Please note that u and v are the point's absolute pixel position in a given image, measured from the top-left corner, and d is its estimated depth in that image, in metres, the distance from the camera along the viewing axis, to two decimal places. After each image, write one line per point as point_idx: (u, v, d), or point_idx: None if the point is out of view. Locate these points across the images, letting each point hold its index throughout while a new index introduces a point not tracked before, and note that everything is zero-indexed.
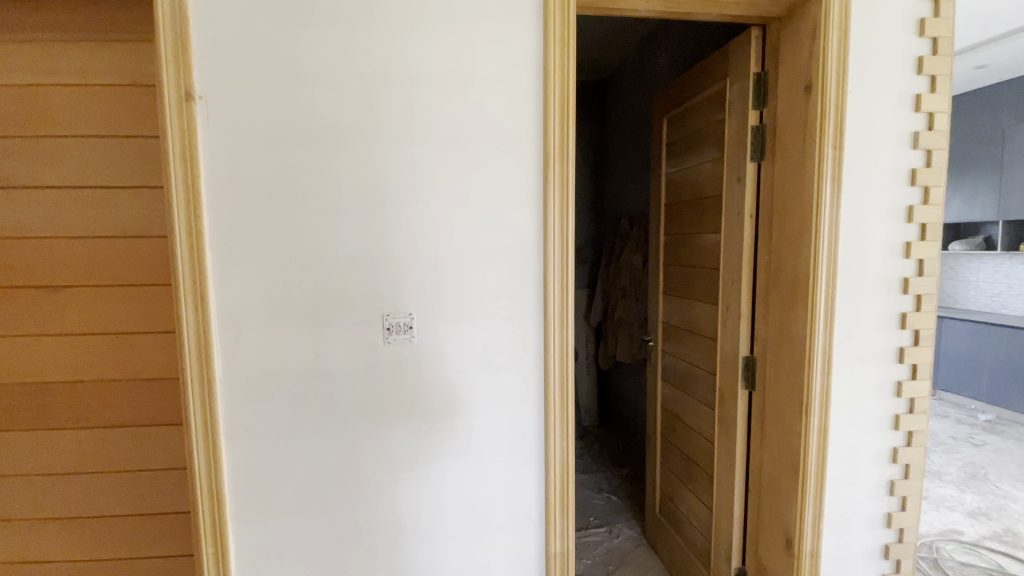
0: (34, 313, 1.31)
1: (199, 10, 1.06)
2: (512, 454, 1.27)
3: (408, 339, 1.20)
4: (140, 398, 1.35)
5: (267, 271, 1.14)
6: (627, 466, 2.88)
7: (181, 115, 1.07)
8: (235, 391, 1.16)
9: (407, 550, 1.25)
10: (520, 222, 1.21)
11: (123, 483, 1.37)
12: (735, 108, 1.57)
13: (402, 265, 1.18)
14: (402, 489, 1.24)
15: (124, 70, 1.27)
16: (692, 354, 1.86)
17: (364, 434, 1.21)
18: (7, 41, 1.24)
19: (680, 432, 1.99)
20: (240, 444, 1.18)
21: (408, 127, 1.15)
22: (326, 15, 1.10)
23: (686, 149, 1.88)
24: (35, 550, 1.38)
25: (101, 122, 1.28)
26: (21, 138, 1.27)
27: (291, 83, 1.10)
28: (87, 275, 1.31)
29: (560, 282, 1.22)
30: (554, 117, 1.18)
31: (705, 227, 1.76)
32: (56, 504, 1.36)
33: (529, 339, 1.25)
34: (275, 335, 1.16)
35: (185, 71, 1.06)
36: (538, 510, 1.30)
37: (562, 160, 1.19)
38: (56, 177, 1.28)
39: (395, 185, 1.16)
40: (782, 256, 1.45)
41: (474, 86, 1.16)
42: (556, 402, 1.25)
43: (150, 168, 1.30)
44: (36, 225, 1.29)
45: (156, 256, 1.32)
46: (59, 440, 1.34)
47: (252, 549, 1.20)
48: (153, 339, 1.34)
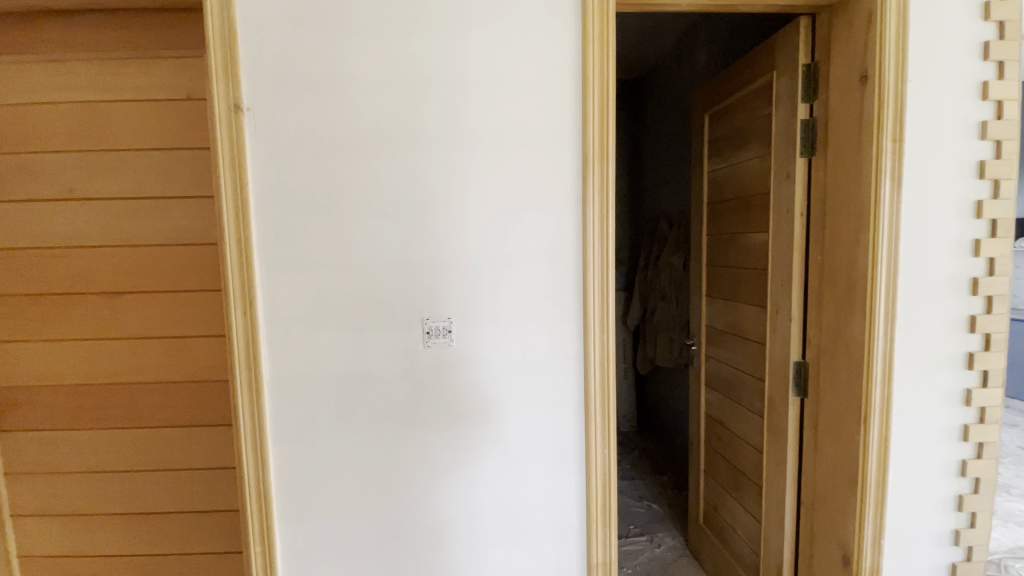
0: (96, 317, 1.38)
1: (247, 23, 1.10)
2: (551, 461, 1.25)
3: (447, 343, 1.20)
4: (192, 399, 1.40)
5: (311, 276, 1.16)
6: (667, 473, 2.80)
7: (230, 126, 1.11)
8: (282, 394, 1.19)
9: (447, 555, 1.25)
10: (559, 224, 1.19)
11: (178, 480, 1.43)
12: (783, 102, 1.50)
13: (440, 269, 1.18)
14: (442, 493, 1.24)
15: (178, 85, 1.33)
16: (738, 359, 1.79)
17: (405, 437, 1.22)
18: (72, 61, 1.32)
19: (725, 440, 1.92)
20: (286, 445, 1.20)
21: (447, 131, 1.15)
22: (366, 22, 1.11)
23: (730, 146, 1.81)
24: (98, 543, 1.45)
25: (156, 135, 1.34)
26: (84, 152, 1.34)
27: (334, 91, 1.12)
28: (145, 281, 1.37)
29: (600, 284, 1.20)
30: (593, 117, 1.16)
31: (751, 226, 1.69)
32: (117, 499, 1.43)
33: (568, 343, 1.23)
34: (319, 338, 1.18)
35: (234, 83, 1.10)
36: (579, 518, 1.27)
37: (602, 159, 1.17)
38: (116, 188, 1.35)
39: (433, 189, 1.16)
40: (836, 255, 1.37)
41: (512, 87, 1.15)
42: (597, 408, 1.23)
43: (201, 178, 1.35)
44: (98, 234, 1.36)
45: (207, 263, 1.37)
46: (119, 438, 1.41)
47: (297, 549, 1.23)
48: (204, 342, 1.39)
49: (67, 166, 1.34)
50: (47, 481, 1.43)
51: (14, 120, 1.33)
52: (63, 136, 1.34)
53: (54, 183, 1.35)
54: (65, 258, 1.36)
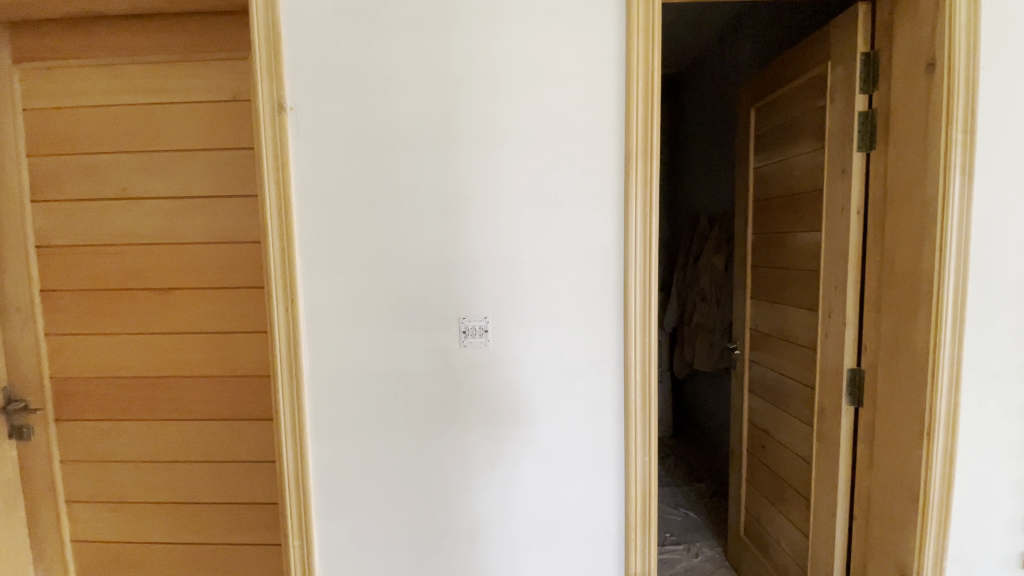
0: (147, 313, 1.43)
1: (290, 24, 1.11)
2: (589, 467, 1.22)
3: (483, 342, 1.19)
4: (235, 393, 1.44)
5: (351, 274, 1.17)
6: (705, 481, 2.71)
7: (274, 126, 1.12)
8: (321, 390, 1.20)
9: (482, 557, 1.24)
10: (600, 222, 1.16)
11: (221, 472, 1.47)
12: (838, 93, 1.43)
13: (478, 269, 1.17)
14: (476, 495, 1.22)
15: (225, 87, 1.36)
16: (786, 364, 1.71)
17: (441, 438, 1.21)
18: (124, 64, 1.37)
19: (770, 450, 1.83)
20: (324, 442, 1.21)
21: (486, 128, 1.13)
22: (407, 20, 1.11)
23: (778, 141, 1.74)
24: (146, 530, 1.50)
25: (204, 135, 1.38)
26: (137, 153, 1.39)
27: (374, 88, 1.12)
28: (192, 277, 1.41)
29: (642, 284, 1.16)
30: (637, 111, 1.12)
31: (802, 225, 1.61)
32: (164, 488, 1.49)
33: (608, 345, 1.19)
34: (357, 336, 1.18)
35: (278, 83, 1.11)
36: (617, 526, 1.24)
37: (646, 155, 1.13)
38: (166, 187, 1.39)
39: (472, 188, 1.15)
40: (896, 256, 1.28)
41: (553, 81, 1.12)
42: (637, 413, 1.19)
43: (245, 177, 1.38)
44: (149, 232, 1.41)
45: (251, 260, 1.40)
46: (167, 430, 1.46)
47: (334, 545, 1.24)
48: (247, 338, 1.42)
49: (120, 166, 1.40)
50: (99, 469, 1.49)
51: (72, 123, 1.40)
52: (117, 138, 1.39)
53: (109, 183, 1.40)
54: (119, 255, 1.42)
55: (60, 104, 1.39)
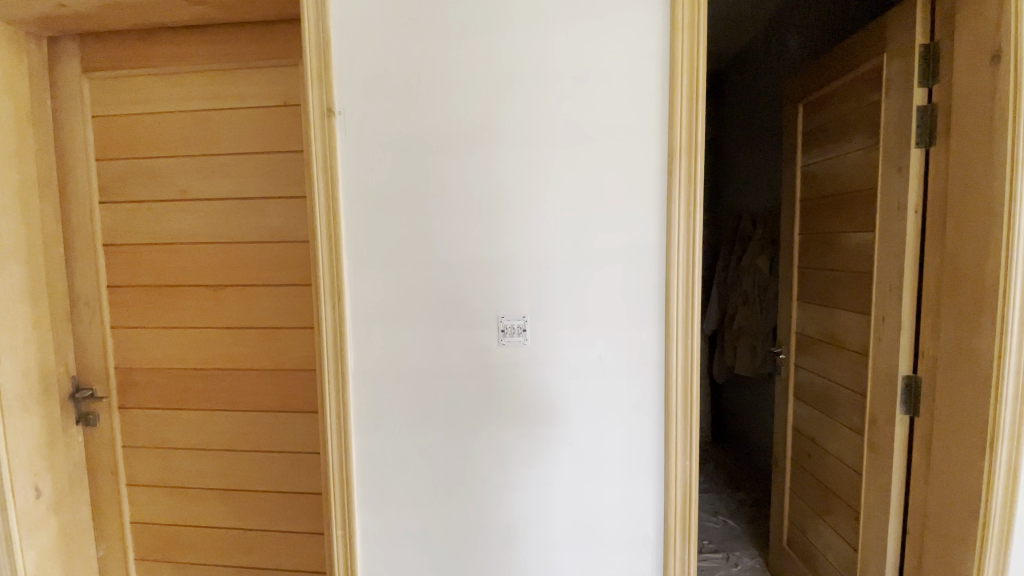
0: (202, 308, 1.51)
1: (339, 31, 1.15)
2: (628, 469, 1.21)
3: (521, 342, 1.19)
4: (283, 386, 1.49)
5: (394, 273, 1.20)
6: (745, 489, 2.64)
7: (324, 129, 1.16)
8: (365, 386, 1.23)
9: (518, 555, 1.24)
10: (641, 221, 1.15)
11: (268, 462, 1.53)
12: (894, 88, 1.37)
13: (517, 269, 1.17)
14: (513, 493, 1.23)
15: (275, 92, 1.42)
16: (834, 369, 1.65)
17: (479, 435, 1.22)
18: (184, 72, 1.45)
19: (817, 458, 1.77)
20: (367, 435, 1.24)
21: (528, 128, 1.14)
22: (451, 23, 1.13)
23: (829, 138, 1.67)
24: (199, 514, 1.58)
25: (256, 139, 1.44)
26: (195, 157, 1.47)
27: (418, 92, 1.15)
28: (244, 274, 1.48)
29: (685, 285, 1.14)
30: (680, 110, 1.11)
31: (854, 224, 1.55)
32: (216, 475, 1.56)
33: (648, 347, 1.18)
34: (399, 333, 1.21)
35: (327, 88, 1.15)
36: (655, 530, 1.22)
37: (689, 154, 1.11)
38: (221, 188, 1.46)
39: (511, 187, 1.16)
40: (957, 258, 1.21)
41: (594, 81, 1.12)
42: (678, 416, 1.17)
43: (294, 178, 1.43)
44: (205, 231, 1.48)
45: (299, 258, 1.45)
46: (219, 420, 1.53)
47: (375, 536, 1.27)
48: (294, 333, 1.48)
49: (180, 169, 1.47)
50: (157, 455, 1.58)
51: (135, 128, 1.48)
52: (177, 143, 1.47)
53: (169, 185, 1.48)
54: (178, 253, 1.50)
55: (126, 110, 1.48)
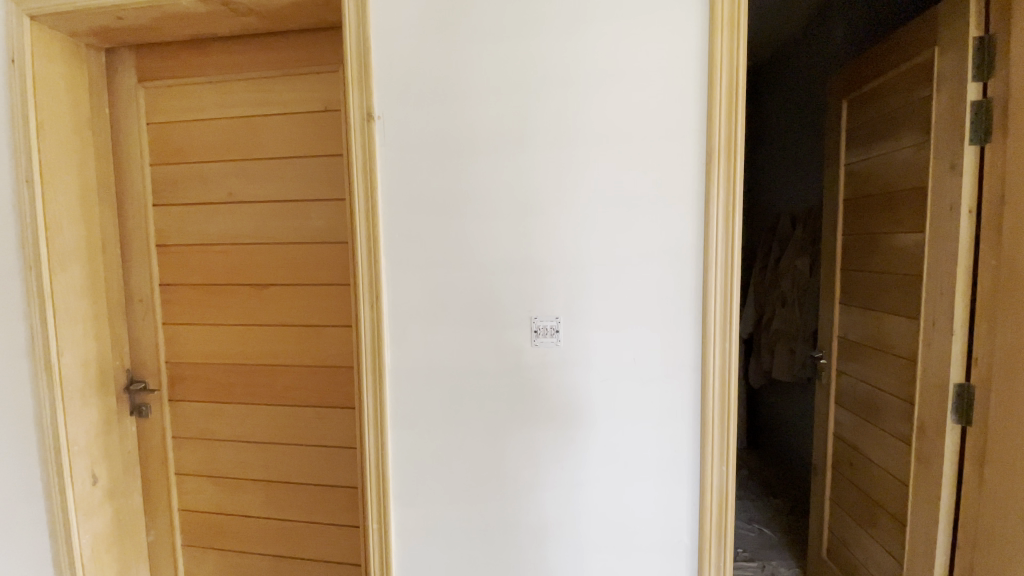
0: (247, 306, 1.57)
1: (379, 38, 1.18)
2: (662, 473, 1.20)
3: (554, 343, 1.20)
4: (323, 383, 1.54)
5: (429, 273, 1.22)
6: (782, 497, 2.57)
7: (363, 134, 1.20)
8: (401, 383, 1.26)
9: (549, 556, 1.25)
10: (677, 223, 1.14)
11: (308, 456, 1.58)
12: (946, 83, 1.32)
13: (551, 270, 1.18)
14: (545, 494, 1.23)
15: (317, 98, 1.47)
16: (880, 375, 1.59)
17: (512, 434, 1.23)
18: (231, 81, 1.51)
19: (860, 467, 1.70)
20: (402, 432, 1.27)
21: (563, 129, 1.14)
22: (487, 26, 1.14)
23: (874, 134, 1.62)
24: (242, 504, 1.65)
25: (298, 143, 1.49)
26: (241, 162, 1.53)
27: (454, 96, 1.17)
28: (287, 274, 1.53)
29: (723, 287, 1.12)
30: (720, 109, 1.09)
31: (901, 225, 1.49)
32: (258, 467, 1.62)
33: (684, 349, 1.16)
34: (434, 333, 1.23)
35: (367, 94, 1.19)
36: (690, 536, 1.21)
37: (728, 154, 1.10)
38: (265, 192, 1.52)
39: (545, 189, 1.16)
40: (1014, 261, 1.15)
41: (631, 81, 1.12)
42: (715, 420, 1.15)
43: (334, 181, 1.48)
44: (250, 232, 1.54)
45: (338, 259, 1.49)
46: (262, 414, 1.59)
47: (409, 532, 1.29)
48: (333, 332, 1.52)
49: (227, 173, 1.54)
50: (204, 446, 1.65)
51: (185, 135, 1.55)
52: (224, 148, 1.54)
53: (218, 188, 1.55)
54: (225, 254, 1.57)
55: (177, 117, 1.56)
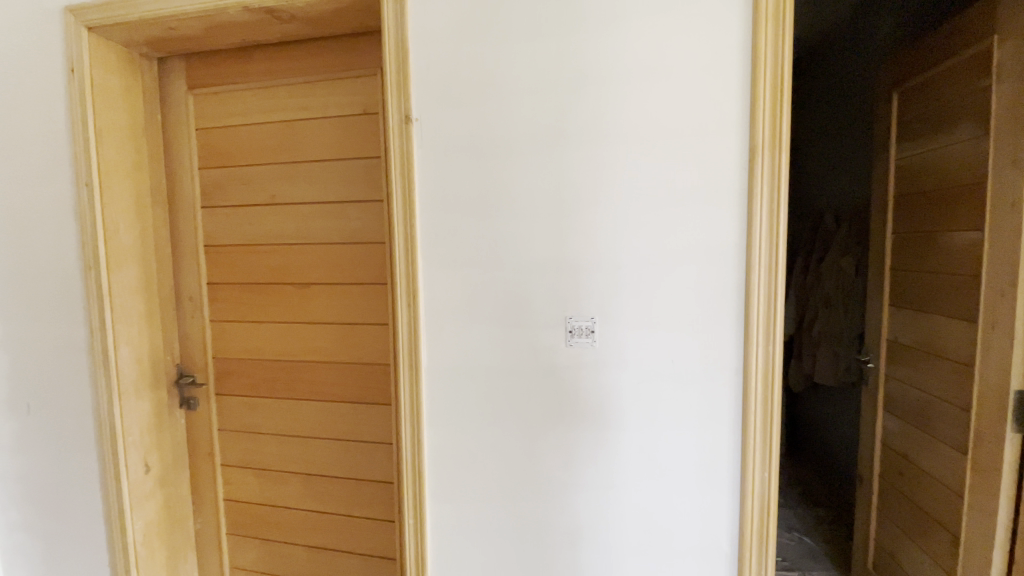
0: (288, 304, 1.62)
1: (417, 41, 1.20)
2: (701, 477, 1.17)
3: (590, 343, 1.19)
4: (360, 379, 1.58)
5: (465, 273, 1.23)
6: (824, 506, 2.48)
7: (401, 136, 1.21)
8: (437, 381, 1.28)
9: (584, 558, 1.24)
10: (718, 222, 1.11)
11: (346, 450, 1.62)
12: (1006, 72, 1.25)
13: (587, 269, 1.17)
14: (580, 496, 1.23)
15: (355, 101, 1.50)
16: (931, 381, 1.52)
17: (546, 434, 1.23)
18: (274, 86, 1.56)
19: (910, 477, 1.63)
20: (437, 430, 1.29)
21: (600, 127, 1.13)
22: (524, 26, 1.14)
23: (926, 128, 1.54)
24: (282, 496, 1.70)
25: (338, 146, 1.52)
26: (283, 165, 1.58)
27: (491, 97, 1.17)
28: (326, 274, 1.58)
29: (767, 287, 1.09)
30: (763, 104, 1.06)
31: (957, 223, 1.42)
32: (298, 460, 1.67)
33: (724, 351, 1.14)
34: (469, 332, 1.25)
35: (405, 96, 1.20)
36: (730, 542, 1.18)
37: (773, 150, 1.06)
38: (306, 193, 1.57)
39: (581, 187, 1.16)
40: None
41: (671, 77, 1.10)
42: (757, 425, 1.12)
43: (372, 182, 1.51)
44: (292, 233, 1.59)
45: (376, 258, 1.53)
46: (302, 409, 1.64)
47: (443, 528, 1.31)
48: (371, 330, 1.56)
49: (270, 176, 1.59)
50: (247, 439, 1.72)
51: (231, 140, 1.62)
52: (267, 152, 1.59)
53: (261, 191, 1.61)
54: (268, 254, 1.62)
55: (223, 122, 1.62)
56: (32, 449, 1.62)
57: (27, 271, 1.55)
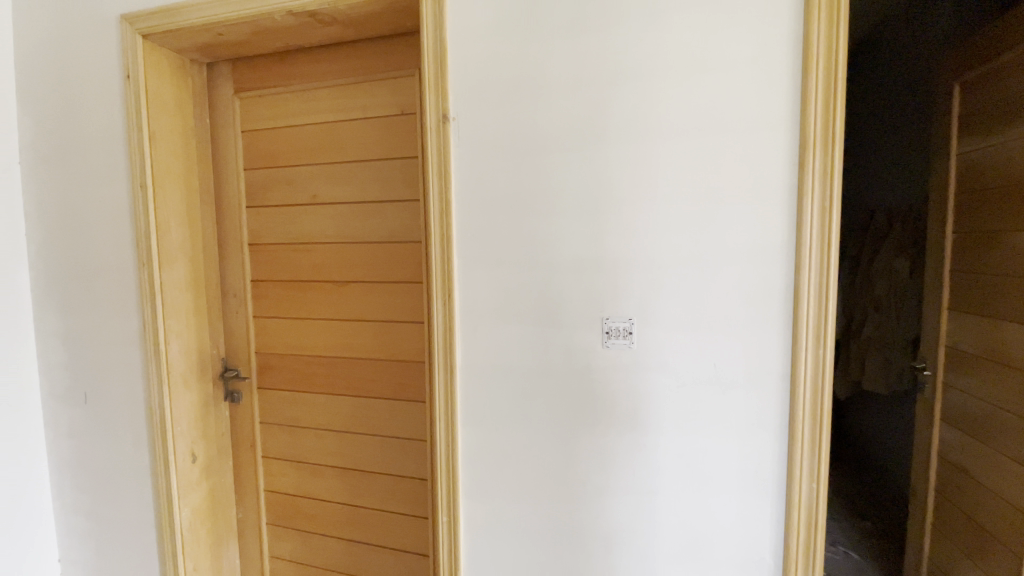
0: (327, 301, 1.66)
1: (455, 39, 1.20)
2: (743, 484, 1.13)
3: (627, 345, 1.16)
4: (396, 376, 1.60)
5: (501, 272, 1.23)
6: (872, 519, 2.36)
7: (439, 135, 1.22)
8: (471, 380, 1.28)
9: (619, 562, 1.22)
10: (764, 221, 1.07)
11: (381, 446, 1.64)
12: None
13: (625, 269, 1.15)
14: (616, 501, 1.21)
15: (394, 101, 1.52)
16: (994, 390, 1.43)
17: (581, 437, 1.22)
18: (315, 88, 1.60)
19: (968, 492, 1.53)
20: (471, 428, 1.29)
21: (641, 123, 1.11)
22: (562, 22, 1.13)
23: (990, 121, 1.45)
24: (319, 488, 1.74)
25: (376, 146, 1.55)
26: (323, 165, 1.62)
27: (528, 95, 1.17)
28: (364, 272, 1.60)
29: (817, 287, 1.04)
30: (815, 96, 1.01)
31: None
32: (335, 454, 1.71)
33: (770, 354, 1.09)
34: (504, 331, 1.24)
35: (443, 95, 1.21)
36: (773, 554, 1.13)
37: (826, 144, 1.01)
38: (345, 193, 1.60)
39: (621, 185, 1.13)
40: None
41: (715, 71, 1.06)
42: (804, 431, 1.07)
43: (409, 181, 1.53)
44: (331, 231, 1.63)
45: (413, 257, 1.54)
46: (339, 404, 1.68)
47: (477, 526, 1.31)
48: (407, 328, 1.58)
49: (311, 176, 1.63)
50: (287, 432, 1.76)
51: (274, 141, 1.66)
52: (308, 153, 1.63)
53: (302, 191, 1.65)
54: (308, 252, 1.67)
55: (267, 124, 1.67)
56: (89, 437, 1.71)
57: (86, 267, 1.64)
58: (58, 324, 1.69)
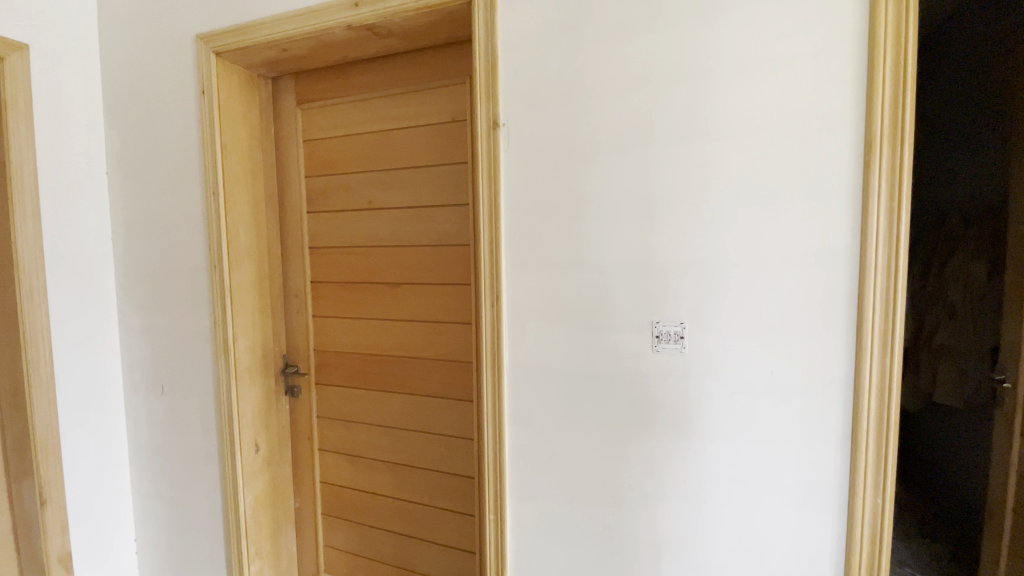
0: (381, 301, 1.73)
1: (506, 47, 1.23)
2: (801, 496, 1.09)
3: (678, 349, 1.15)
4: (445, 376, 1.64)
5: (549, 275, 1.24)
6: (942, 541, 2.20)
7: (489, 141, 1.25)
8: (519, 381, 1.30)
9: (667, 569, 1.20)
10: (825, 222, 1.03)
11: (430, 443, 1.69)
12: None
13: (676, 273, 1.14)
14: (665, 507, 1.19)
15: (445, 109, 1.57)
16: None
17: (630, 441, 1.21)
18: (371, 98, 1.67)
19: None
20: (519, 429, 1.31)
21: (693, 125, 1.10)
22: (613, 26, 1.14)
23: None
24: (371, 482, 1.81)
25: (427, 152, 1.60)
26: (378, 171, 1.69)
27: (578, 99, 1.18)
28: (415, 274, 1.66)
29: (884, 291, 1.00)
30: (882, 91, 0.97)
31: None
32: (386, 449, 1.77)
33: (831, 361, 1.05)
34: (552, 333, 1.25)
35: (494, 102, 1.24)
36: (833, 569, 1.09)
37: (893, 141, 0.97)
38: (398, 199, 1.66)
39: (672, 188, 1.13)
40: None
41: (771, 69, 1.04)
42: (869, 441, 1.03)
43: (458, 186, 1.57)
44: (385, 235, 1.70)
45: (462, 260, 1.59)
46: (391, 401, 1.74)
47: (523, 526, 1.33)
48: (456, 329, 1.62)
49: (366, 183, 1.71)
50: (342, 427, 1.85)
51: (332, 150, 1.75)
52: (363, 160, 1.71)
53: (358, 197, 1.73)
54: (362, 255, 1.74)
55: (326, 134, 1.76)
56: (164, 425, 1.85)
57: (164, 269, 1.78)
58: (139, 321, 1.85)
